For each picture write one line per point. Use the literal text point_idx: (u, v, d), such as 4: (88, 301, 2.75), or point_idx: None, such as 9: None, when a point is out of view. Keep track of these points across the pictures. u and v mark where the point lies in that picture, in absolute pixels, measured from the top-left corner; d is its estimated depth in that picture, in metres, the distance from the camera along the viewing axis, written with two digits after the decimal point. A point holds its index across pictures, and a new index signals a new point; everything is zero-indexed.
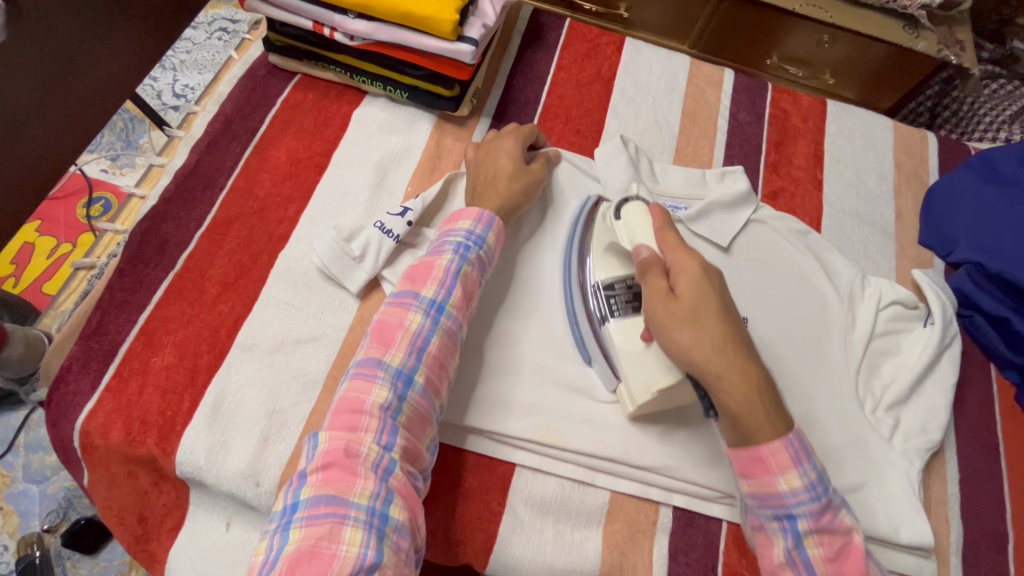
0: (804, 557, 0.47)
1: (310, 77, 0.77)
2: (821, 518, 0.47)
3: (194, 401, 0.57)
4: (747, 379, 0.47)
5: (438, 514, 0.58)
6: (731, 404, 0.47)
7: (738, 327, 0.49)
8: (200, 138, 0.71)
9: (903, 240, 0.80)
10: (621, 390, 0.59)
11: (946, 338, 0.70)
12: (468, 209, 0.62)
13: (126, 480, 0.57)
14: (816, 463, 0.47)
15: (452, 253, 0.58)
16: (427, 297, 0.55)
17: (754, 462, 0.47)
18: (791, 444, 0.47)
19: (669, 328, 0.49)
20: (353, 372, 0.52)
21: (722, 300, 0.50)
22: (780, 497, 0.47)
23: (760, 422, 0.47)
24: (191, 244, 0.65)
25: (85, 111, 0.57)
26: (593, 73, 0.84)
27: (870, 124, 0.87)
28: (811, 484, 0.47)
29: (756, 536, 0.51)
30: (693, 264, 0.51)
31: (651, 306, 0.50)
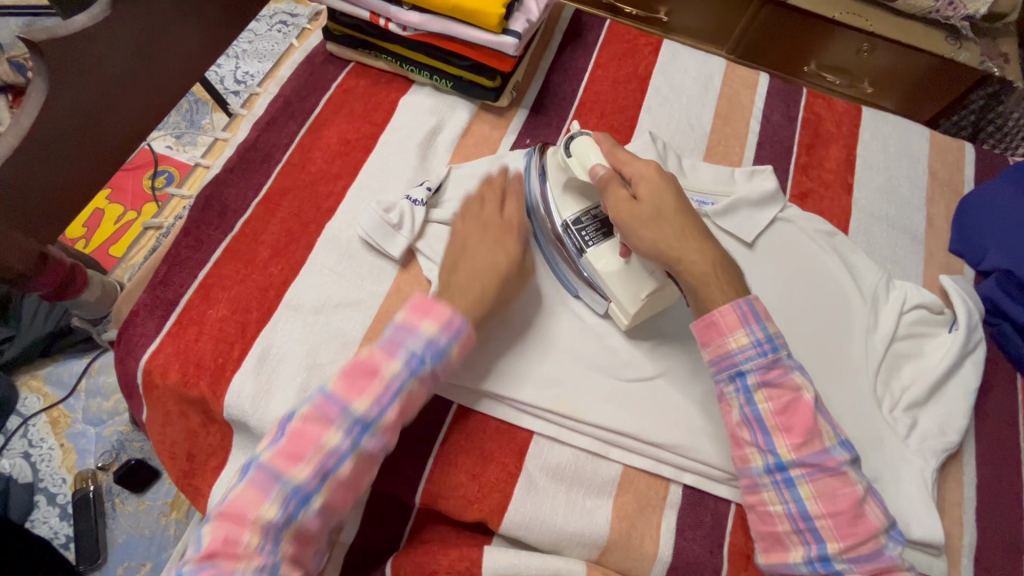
0: (756, 411, 0.54)
1: (363, 65, 0.83)
2: (768, 373, 0.54)
3: (243, 350, 0.63)
4: (704, 255, 0.56)
5: (459, 472, 0.61)
6: (694, 279, 0.56)
7: (693, 218, 0.58)
8: (262, 116, 0.78)
9: (932, 247, 0.80)
10: (612, 308, 0.65)
11: (970, 344, 0.70)
12: (439, 306, 0.57)
13: (179, 418, 0.63)
14: (763, 324, 0.55)
15: (403, 363, 0.55)
16: (356, 414, 0.53)
17: (709, 327, 0.55)
18: (740, 308, 0.55)
19: (637, 225, 0.57)
20: (252, 472, 0.51)
21: (676, 195, 0.58)
22: (731, 355, 0.55)
23: (714, 290, 0.56)
24: (247, 210, 0.71)
25: (169, 83, 0.63)
26: (629, 72, 0.87)
27: (906, 131, 0.87)
28: (756, 342, 0.54)
29: (720, 406, 0.58)
30: (647, 169, 0.59)
31: (619, 211, 0.58)
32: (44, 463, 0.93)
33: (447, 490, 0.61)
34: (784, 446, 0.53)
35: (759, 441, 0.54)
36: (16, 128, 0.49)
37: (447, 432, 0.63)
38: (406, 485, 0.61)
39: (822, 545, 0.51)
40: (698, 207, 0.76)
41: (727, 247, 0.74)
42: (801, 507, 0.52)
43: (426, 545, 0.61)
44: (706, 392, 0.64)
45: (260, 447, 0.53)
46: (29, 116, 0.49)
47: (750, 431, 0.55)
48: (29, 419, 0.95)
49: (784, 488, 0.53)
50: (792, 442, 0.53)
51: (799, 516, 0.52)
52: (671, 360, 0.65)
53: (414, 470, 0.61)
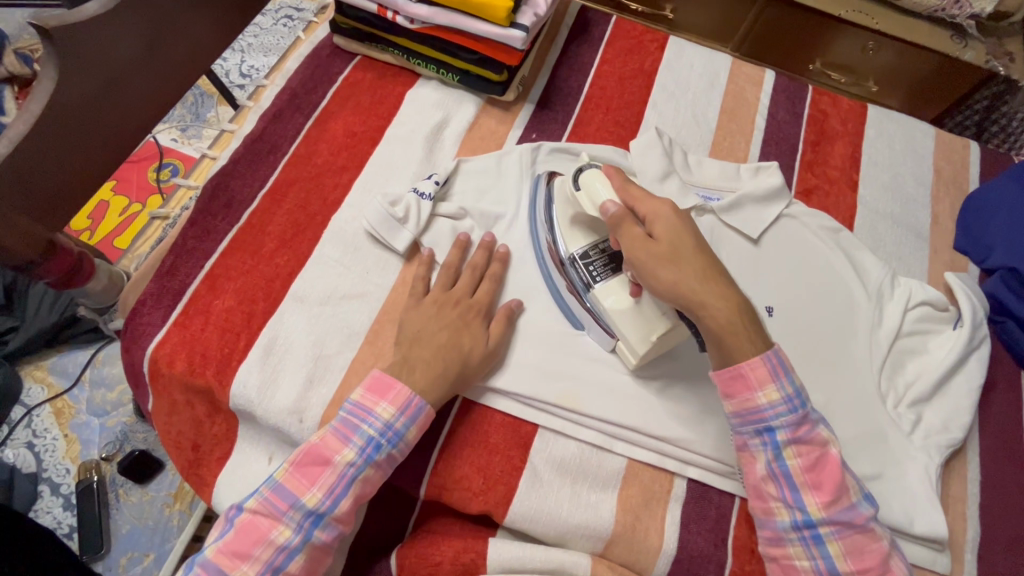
0: (784, 467, 0.54)
1: (369, 58, 0.83)
2: (798, 429, 0.53)
3: (249, 340, 0.63)
4: (727, 301, 0.53)
5: (464, 464, 0.61)
6: (716, 327, 0.53)
7: (714, 261, 0.55)
8: (268, 109, 0.78)
9: (937, 244, 0.80)
10: (619, 346, 0.63)
11: (975, 341, 0.70)
12: (398, 389, 0.57)
13: (184, 408, 0.63)
14: (792, 378, 0.54)
15: (357, 452, 0.55)
16: (308, 506, 0.53)
17: (735, 379, 0.54)
18: (768, 359, 0.53)
19: (654, 267, 0.54)
20: (196, 569, 0.52)
21: (695, 236, 0.56)
22: (760, 410, 0.53)
23: (741, 340, 0.53)
24: (254, 202, 0.71)
25: (177, 72, 0.63)
26: (635, 68, 0.87)
27: (911, 129, 0.87)
28: (787, 397, 0.53)
29: (742, 457, 0.57)
30: (665, 208, 0.56)
31: (635, 252, 0.55)
32: (48, 453, 0.93)
33: (452, 482, 0.61)
34: (814, 504, 0.52)
35: (786, 497, 0.53)
36: (26, 114, 0.49)
37: (453, 425, 0.63)
38: (411, 477, 0.61)
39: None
40: (704, 202, 0.76)
41: (733, 243, 0.74)
42: (829, 563, 0.52)
43: (431, 536, 0.61)
44: (711, 386, 0.64)
45: (206, 541, 0.54)
46: (39, 103, 0.50)
47: (775, 485, 0.54)
48: (34, 410, 0.95)
49: (812, 545, 0.53)
50: (821, 500, 0.52)
51: (827, 573, 0.52)
52: (676, 355, 0.65)
53: (419, 461, 0.62)
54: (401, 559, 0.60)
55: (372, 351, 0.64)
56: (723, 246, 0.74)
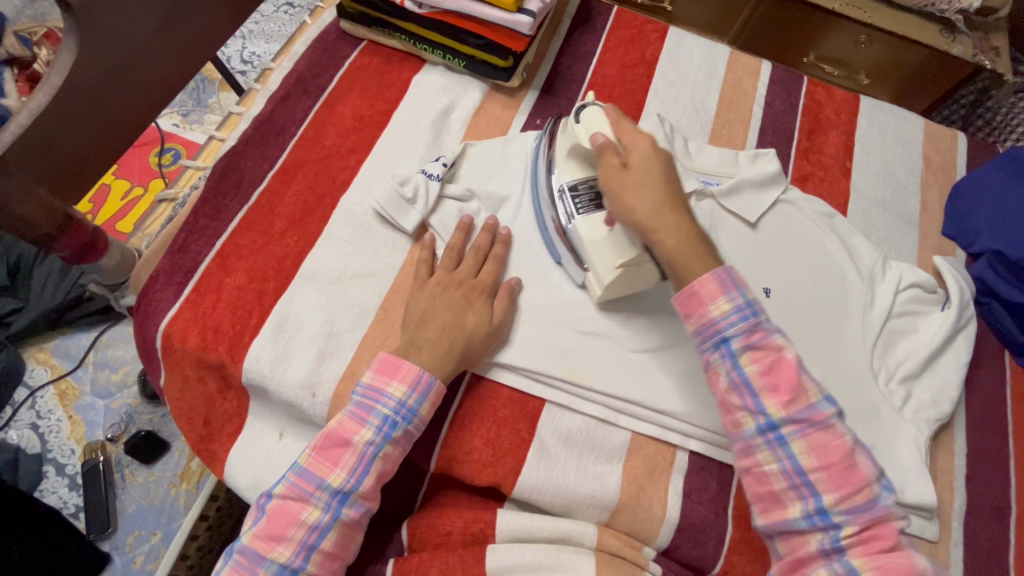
0: (741, 374, 0.55)
1: (376, 43, 0.84)
2: (750, 335, 0.55)
3: (261, 317, 0.64)
4: (683, 228, 0.58)
5: (474, 437, 0.63)
6: (670, 250, 0.58)
7: (677, 191, 0.59)
8: (276, 91, 0.79)
9: (926, 230, 0.83)
10: (590, 278, 0.66)
11: (962, 321, 0.73)
12: (407, 366, 0.58)
13: (196, 383, 0.64)
14: (744, 289, 0.56)
15: (374, 430, 0.56)
16: (333, 486, 0.55)
17: (690, 298, 0.56)
18: (720, 276, 0.56)
19: (619, 190, 0.59)
20: (236, 556, 0.54)
21: (666, 167, 0.60)
22: (714, 322, 0.55)
23: (692, 262, 0.57)
24: (264, 182, 0.72)
25: (192, 50, 0.64)
26: (636, 57, 0.89)
27: (902, 119, 0.90)
28: (738, 307, 0.55)
29: (705, 374, 0.58)
30: (641, 140, 0.62)
31: (606, 174, 0.60)
32: (52, 434, 0.93)
33: (461, 455, 0.62)
34: (773, 405, 0.54)
35: (749, 404, 0.55)
36: (47, 85, 0.50)
37: (461, 400, 0.64)
38: (422, 450, 0.63)
39: (819, 498, 0.52)
40: (703, 187, 0.78)
41: (732, 227, 0.77)
42: (794, 463, 0.53)
43: (442, 507, 0.63)
44: None
45: (244, 529, 0.56)
46: (61, 75, 0.51)
47: (738, 396, 0.55)
48: (37, 391, 0.95)
49: (777, 447, 0.54)
50: (780, 401, 0.53)
51: (793, 472, 0.53)
52: (678, 333, 0.67)
53: (429, 436, 0.63)
54: (413, 529, 0.62)
55: (383, 328, 0.65)
56: (721, 229, 0.76)
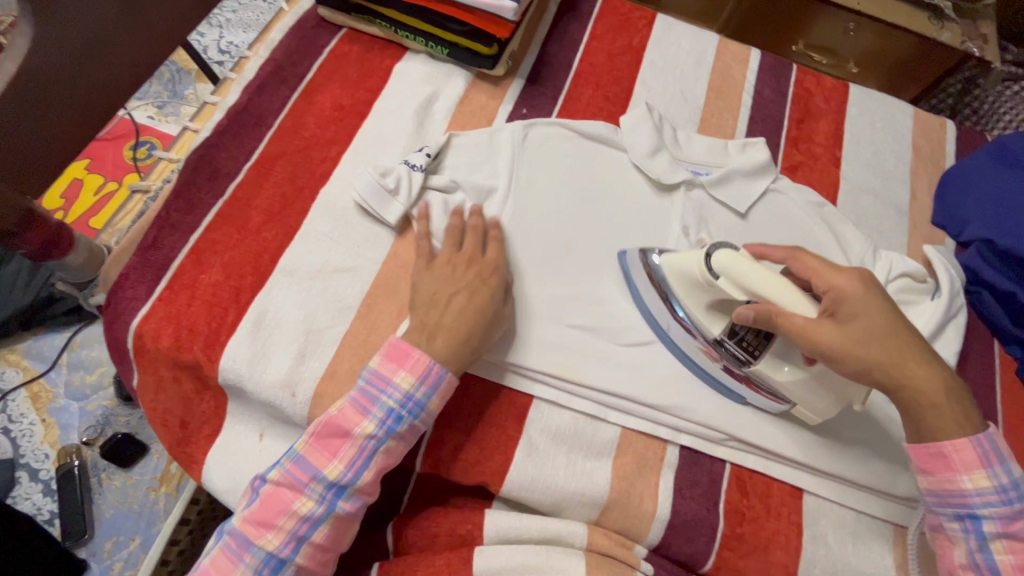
0: (989, 558, 0.51)
1: (356, 31, 0.81)
2: (1011, 523, 0.50)
3: (238, 315, 0.62)
4: (933, 385, 0.52)
5: (460, 436, 0.61)
6: (921, 408, 0.52)
7: (910, 338, 0.53)
8: (252, 80, 0.76)
9: (915, 219, 0.82)
10: (797, 410, 0.61)
11: (952, 310, 0.73)
12: (416, 358, 0.56)
13: (171, 384, 0.62)
14: (1008, 468, 0.51)
15: (377, 423, 0.54)
16: (329, 478, 0.53)
17: (935, 457, 0.53)
18: (978, 439, 0.51)
19: (850, 355, 0.52)
20: (227, 537, 0.53)
21: (884, 314, 0.53)
22: (963, 494, 0.52)
23: (945, 418, 0.52)
24: (240, 174, 0.69)
25: (159, 39, 0.62)
26: (625, 45, 0.88)
27: (891, 107, 0.89)
28: (999, 487, 0.51)
29: (937, 539, 0.55)
30: (837, 285, 0.54)
31: (817, 340, 0.52)
32: (25, 439, 0.90)
33: (448, 453, 0.61)
34: None
35: None
36: (2, 73, 0.48)
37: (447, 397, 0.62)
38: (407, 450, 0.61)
39: None
40: (694, 177, 0.77)
41: (722, 218, 0.75)
42: None
43: (428, 508, 0.62)
44: None
45: (236, 510, 0.55)
46: (15, 62, 0.48)
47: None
48: (8, 395, 0.92)
49: None
50: None
51: None
52: None
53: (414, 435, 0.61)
54: (399, 530, 0.60)
55: (365, 324, 0.63)
56: (711, 221, 0.75)
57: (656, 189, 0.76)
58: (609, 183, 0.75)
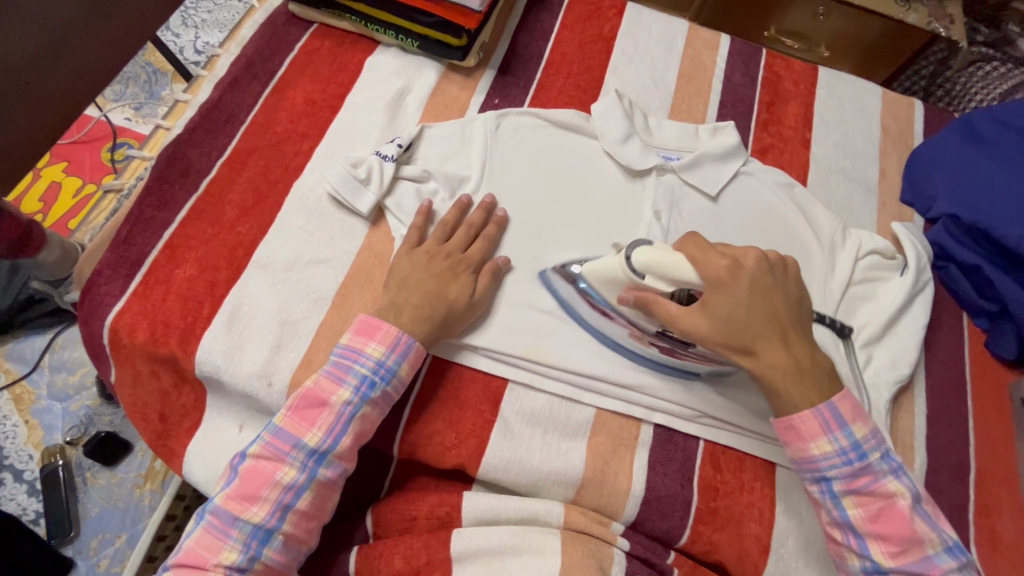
0: (845, 516, 0.55)
1: (327, 26, 0.82)
2: (855, 479, 0.54)
3: (213, 308, 0.62)
4: (784, 363, 0.56)
5: (436, 420, 0.62)
6: (771, 383, 0.56)
7: (773, 321, 0.56)
8: (223, 77, 0.77)
9: (884, 198, 0.83)
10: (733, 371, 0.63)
11: (919, 285, 0.74)
12: (386, 327, 0.58)
13: (149, 378, 0.62)
14: (848, 431, 0.55)
15: (352, 391, 0.56)
16: (309, 446, 0.55)
17: (788, 430, 0.56)
18: (821, 413, 0.55)
19: (708, 337, 0.55)
20: (208, 516, 0.53)
21: (747, 299, 0.55)
22: (814, 461, 0.55)
23: (795, 393, 0.56)
24: (213, 169, 0.70)
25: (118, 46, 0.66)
26: (595, 34, 0.88)
27: (860, 89, 0.90)
28: (841, 449, 0.55)
29: (812, 500, 0.59)
30: (721, 267, 0.55)
31: (681, 325, 0.56)
32: (8, 441, 0.91)
33: (425, 438, 0.62)
34: (881, 553, 0.53)
35: (853, 544, 0.54)
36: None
37: (424, 383, 0.63)
38: (384, 436, 0.62)
39: None
40: (664, 161, 0.78)
41: (693, 201, 0.76)
42: None
43: (407, 493, 0.62)
44: None
45: (216, 490, 0.55)
46: None
47: (841, 532, 0.55)
48: None
49: None
50: (887, 550, 0.53)
51: None
52: None
53: (391, 421, 0.62)
54: (378, 515, 0.61)
55: (340, 313, 0.64)
56: (682, 204, 0.76)
57: (628, 174, 0.77)
58: (581, 170, 0.76)
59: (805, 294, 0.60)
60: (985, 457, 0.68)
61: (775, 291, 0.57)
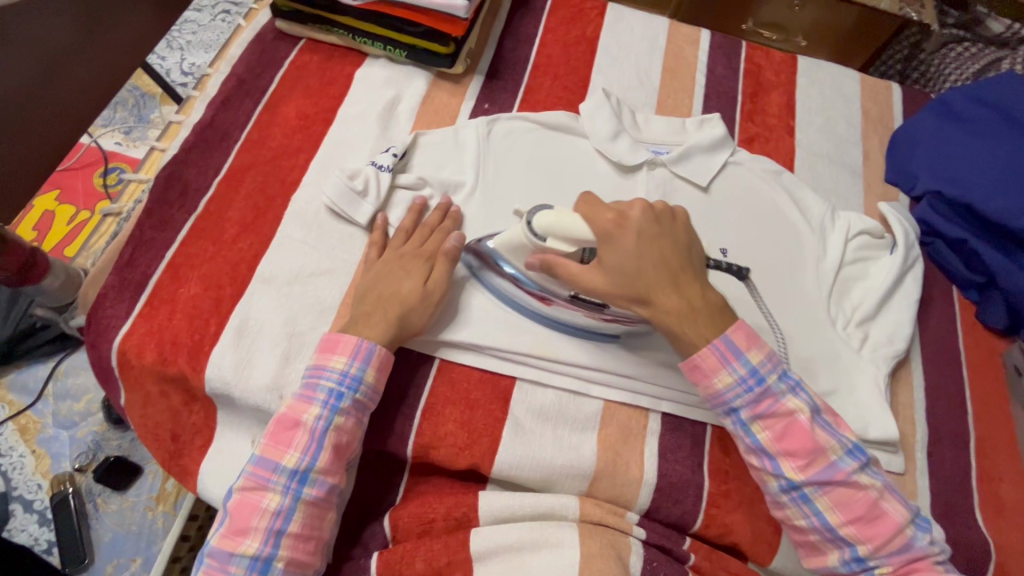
0: (755, 442, 0.57)
1: (315, 41, 0.83)
2: (758, 404, 0.57)
3: (220, 324, 0.63)
4: (680, 304, 0.57)
5: (447, 422, 0.63)
6: (668, 326, 0.57)
7: (663, 267, 0.57)
8: (216, 96, 0.77)
9: (870, 179, 0.86)
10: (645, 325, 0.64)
11: (909, 261, 0.76)
12: (346, 339, 0.59)
13: (159, 398, 0.63)
14: (744, 359, 0.57)
15: (321, 405, 0.57)
16: (289, 467, 0.55)
17: (694, 368, 0.58)
18: (719, 347, 0.57)
19: (606, 289, 0.57)
20: (207, 559, 0.54)
21: (637, 249, 0.57)
22: (720, 395, 0.57)
23: (691, 332, 0.57)
24: (211, 189, 0.70)
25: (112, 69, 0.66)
26: (578, 35, 0.90)
27: (839, 75, 0.93)
28: (740, 377, 0.57)
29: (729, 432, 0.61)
30: (608, 220, 0.57)
31: (583, 281, 0.57)
32: (16, 471, 0.90)
33: (437, 440, 0.62)
34: (791, 469, 0.55)
35: (767, 467, 0.57)
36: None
37: (432, 386, 0.64)
38: (396, 441, 0.63)
39: (853, 548, 0.55)
40: (654, 156, 0.79)
41: (685, 192, 0.78)
42: (823, 520, 0.55)
43: (423, 495, 0.63)
44: None
45: (211, 533, 0.56)
46: None
47: (756, 457, 0.57)
48: None
49: (802, 504, 0.56)
50: (796, 465, 0.55)
51: (823, 528, 0.55)
52: None
53: (403, 426, 0.63)
54: (395, 521, 0.61)
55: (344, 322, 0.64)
56: (675, 196, 0.78)
57: (620, 170, 0.78)
58: (573, 169, 0.78)
59: (695, 240, 0.61)
60: (984, 425, 0.70)
61: (663, 237, 0.58)
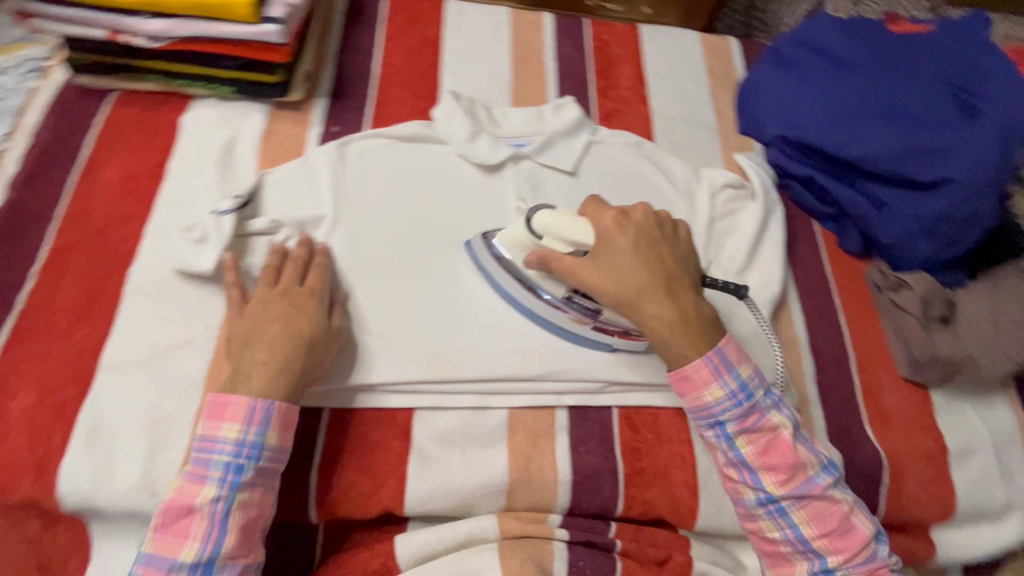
0: (738, 454, 0.59)
1: (129, 92, 0.76)
2: (744, 420, 0.59)
3: (66, 432, 0.56)
4: (670, 313, 0.59)
5: (350, 473, 0.59)
6: (658, 334, 0.59)
7: (660, 273, 0.60)
8: (17, 173, 0.68)
9: (725, 133, 0.89)
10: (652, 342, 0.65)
11: (770, 206, 0.80)
12: (237, 400, 0.53)
13: (10, 530, 0.56)
14: (734, 373, 0.59)
15: (217, 483, 0.52)
16: (189, 560, 0.50)
17: (683, 379, 0.59)
18: (710, 359, 0.59)
19: (596, 288, 0.60)
20: None
21: (634, 256, 0.60)
22: (707, 408, 0.59)
23: (678, 343, 0.59)
24: (28, 281, 0.62)
25: None
26: (420, 38, 0.87)
27: (680, 38, 0.96)
28: (730, 392, 0.59)
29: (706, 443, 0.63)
30: (608, 221, 0.61)
31: (576, 277, 0.60)
32: None
33: (343, 495, 0.59)
34: (771, 484, 0.58)
35: (748, 481, 0.59)
36: None
37: (326, 440, 0.60)
38: (298, 505, 0.59)
39: (822, 558, 0.59)
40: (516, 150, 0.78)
41: (555, 180, 0.78)
42: (796, 532, 0.59)
43: (339, 556, 0.59)
44: None
45: None
46: None
47: (736, 470, 0.60)
48: None
49: (778, 518, 0.59)
50: (777, 479, 0.58)
51: (796, 540, 0.59)
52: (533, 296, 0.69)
53: (302, 488, 0.59)
54: None
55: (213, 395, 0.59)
56: (545, 186, 0.77)
57: (484, 170, 0.76)
58: (437, 178, 0.75)
59: (694, 255, 0.64)
60: (861, 344, 0.75)
61: (661, 245, 0.62)
